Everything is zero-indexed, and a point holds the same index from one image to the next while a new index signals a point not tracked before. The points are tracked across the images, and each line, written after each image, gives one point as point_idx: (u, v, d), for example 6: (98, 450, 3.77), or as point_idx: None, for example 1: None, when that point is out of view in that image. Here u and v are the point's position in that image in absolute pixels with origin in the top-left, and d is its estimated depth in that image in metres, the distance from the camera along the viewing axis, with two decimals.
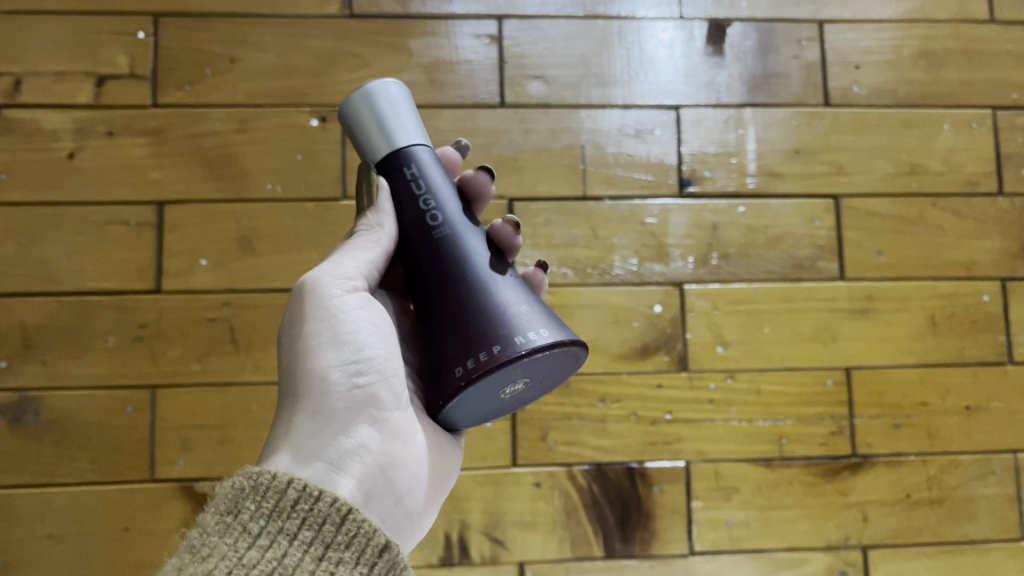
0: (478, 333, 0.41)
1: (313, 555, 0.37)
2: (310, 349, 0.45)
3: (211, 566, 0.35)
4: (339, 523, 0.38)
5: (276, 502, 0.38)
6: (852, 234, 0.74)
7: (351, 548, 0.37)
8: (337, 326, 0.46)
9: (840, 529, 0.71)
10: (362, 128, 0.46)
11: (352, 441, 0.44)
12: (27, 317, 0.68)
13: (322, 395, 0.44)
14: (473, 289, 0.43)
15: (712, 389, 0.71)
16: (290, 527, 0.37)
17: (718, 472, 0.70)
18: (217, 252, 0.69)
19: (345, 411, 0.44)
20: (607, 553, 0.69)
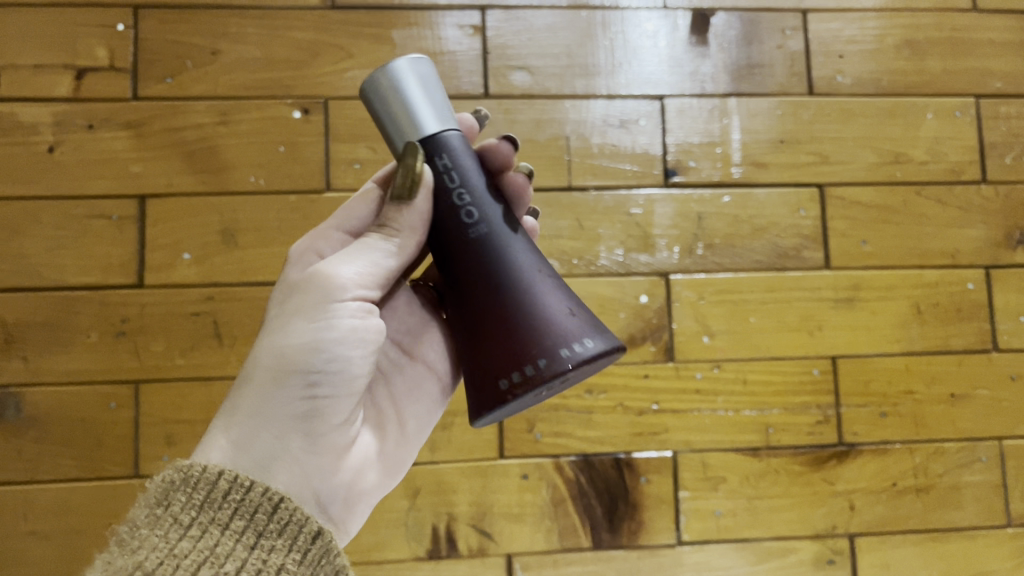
0: (530, 343, 0.39)
1: (245, 544, 0.36)
2: (281, 341, 0.42)
3: (141, 559, 0.34)
4: (271, 512, 0.38)
5: (208, 492, 0.37)
6: (837, 223, 0.74)
7: (284, 536, 0.38)
8: (315, 326, 0.43)
9: (828, 517, 0.71)
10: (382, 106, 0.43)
11: (282, 448, 0.42)
12: (8, 313, 0.67)
13: (273, 394, 0.42)
14: (518, 290, 0.41)
15: (698, 378, 0.71)
16: (223, 516, 0.37)
17: (705, 462, 0.71)
18: (199, 245, 0.69)
19: (286, 414, 0.42)
20: (595, 544, 0.69)
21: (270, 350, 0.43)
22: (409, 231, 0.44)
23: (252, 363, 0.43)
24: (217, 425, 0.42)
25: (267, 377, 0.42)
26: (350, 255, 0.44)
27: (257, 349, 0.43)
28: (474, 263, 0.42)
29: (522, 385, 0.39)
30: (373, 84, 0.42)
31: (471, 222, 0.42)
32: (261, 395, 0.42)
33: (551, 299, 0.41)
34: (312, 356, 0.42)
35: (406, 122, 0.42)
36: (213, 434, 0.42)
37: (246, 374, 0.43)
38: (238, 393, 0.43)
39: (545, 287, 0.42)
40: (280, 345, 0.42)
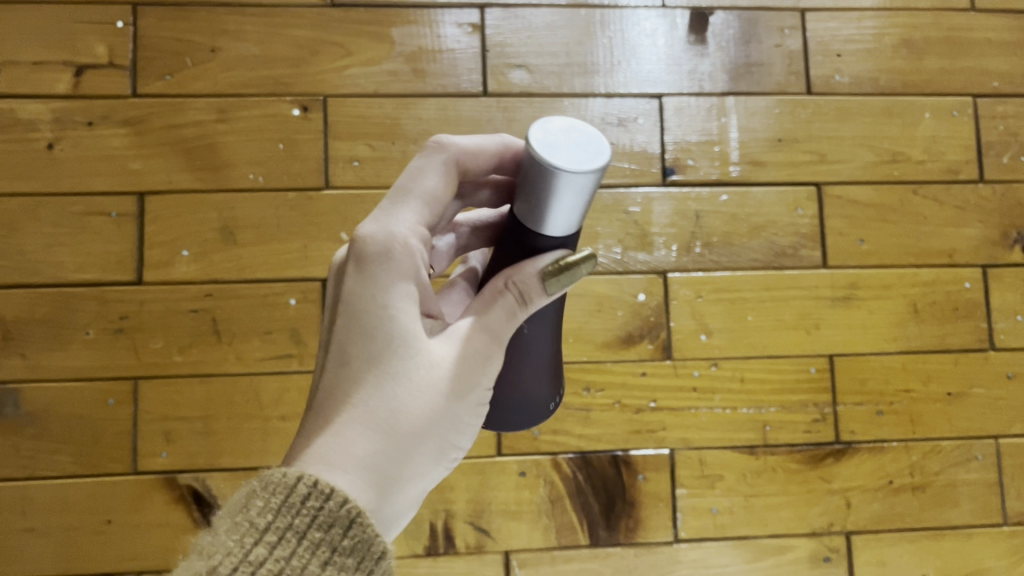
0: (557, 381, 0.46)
1: (320, 560, 0.32)
2: (446, 401, 0.37)
3: (210, 563, 0.31)
4: (348, 526, 0.32)
5: (287, 496, 0.33)
6: (835, 221, 0.74)
7: (358, 556, 0.32)
8: (473, 395, 0.38)
9: (824, 515, 0.71)
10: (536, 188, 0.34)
11: (412, 502, 0.39)
12: (7, 309, 0.68)
13: (426, 463, 0.38)
14: (543, 354, 0.43)
15: (696, 376, 0.72)
16: (299, 524, 0.32)
17: (702, 460, 0.71)
18: (198, 242, 0.69)
19: (427, 476, 0.39)
20: (593, 541, 0.70)
21: (429, 404, 0.37)
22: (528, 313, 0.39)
23: (409, 406, 0.36)
24: (367, 467, 0.35)
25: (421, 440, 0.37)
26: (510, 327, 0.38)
27: (411, 389, 0.37)
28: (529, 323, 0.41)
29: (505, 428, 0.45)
30: (539, 171, 0.33)
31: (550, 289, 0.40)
32: (408, 460, 0.37)
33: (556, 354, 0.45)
34: (462, 425, 0.39)
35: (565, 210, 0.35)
36: (358, 477, 0.35)
37: (395, 414, 0.36)
38: (384, 433, 0.36)
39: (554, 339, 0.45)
40: (440, 406, 0.37)
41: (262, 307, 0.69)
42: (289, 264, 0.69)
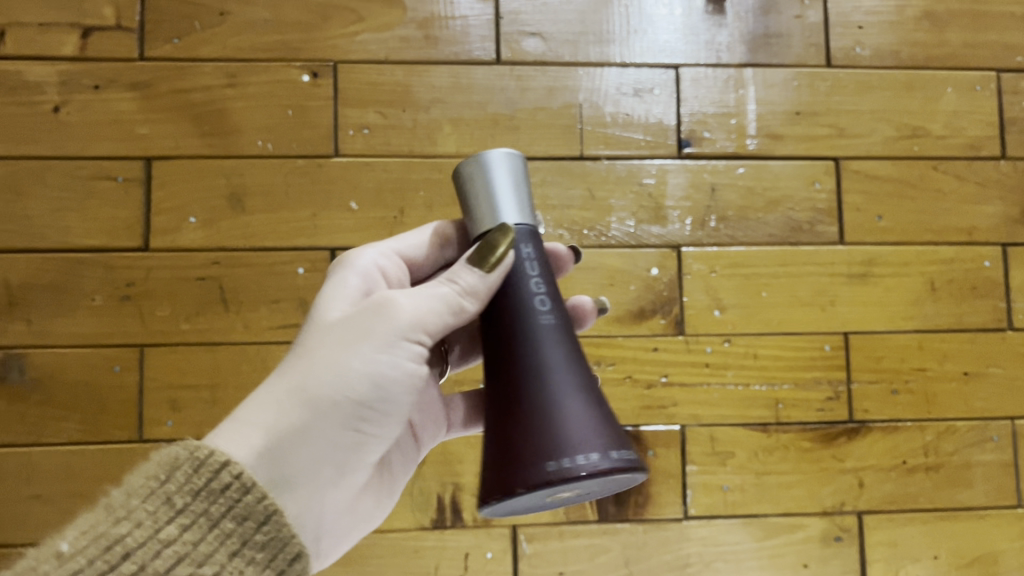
0: (564, 434, 0.37)
1: (226, 549, 0.36)
2: (342, 362, 0.40)
3: (122, 533, 0.34)
4: (260, 522, 0.36)
5: (207, 481, 0.36)
6: (852, 197, 0.73)
7: (265, 550, 0.36)
8: (376, 361, 0.41)
9: (836, 494, 0.70)
10: (472, 189, 0.43)
11: (315, 473, 0.40)
12: (12, 274, 0.67)
13: (323, 425, 0.40)
14: (558, 381, 0.39)
15: (708, 352, 0.71)
16: (214, 512, 0.36)
17: (713, 436, 0.70)
18: (206, 209, 0.68)
19: (330, 445, 0.41)
20: (601, 517, 0.69)
21: (329, 367, 0.40)
22: (466, 296, 0.42)
23: (309, 371, 0.40)
24: (251, 425, 0.39)
25: (319, 402, 0.40)
26: (424, 297, 0.42)
27: (320, 353, 0.41)
28: (520, 341, 0.40)
29: (534, 483, 0.37)
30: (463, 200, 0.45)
31: (528, 301, 0.41)
32: (301, 421, 0.39)
33: (587, 395, 0.39)
34: (367, 392, 0.41)
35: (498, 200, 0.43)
36: (240, 430, 0.39)
37: (296, 375, 0.40)
38: (285, 391, 0.40)
39: (589, 394, 0.40)
40: (341, 372, 0.40)
41: (270, 275, 0.68)
42: (298, 233, 0.68)
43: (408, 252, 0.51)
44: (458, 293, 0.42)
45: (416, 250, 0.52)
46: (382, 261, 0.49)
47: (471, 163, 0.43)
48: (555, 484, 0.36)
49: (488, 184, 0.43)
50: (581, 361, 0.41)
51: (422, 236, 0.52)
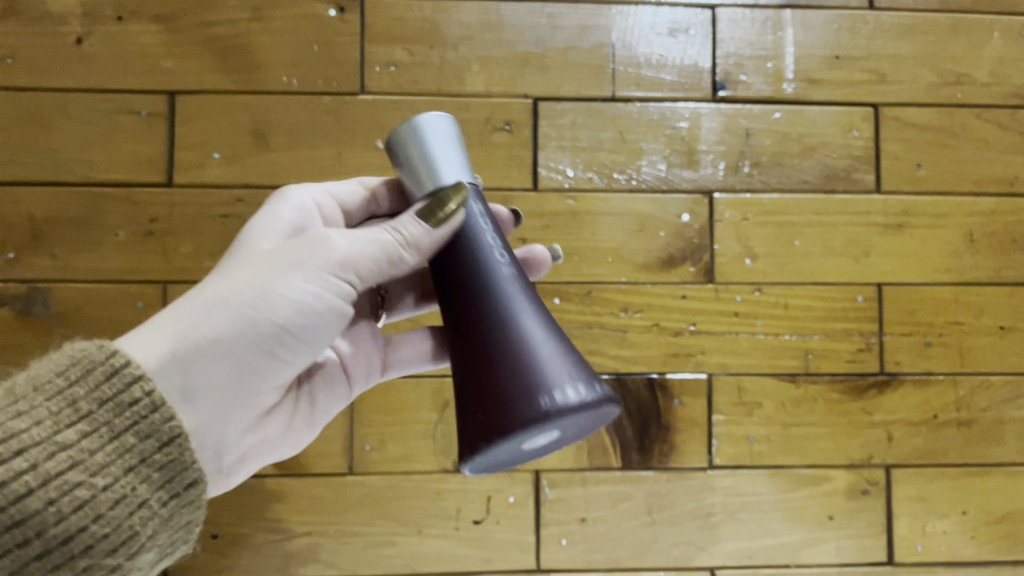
0: (550, 371, 0.38)
1: (124, 464, 0.35)
2: (260, 284, 0.41)
3: (20, 430, 0.34)
4: (163, 442, 0.36)
5: (118, 392, 0.36)
6: (891, 145, 0.71)
7: (162, 470, 0.36)
8: (293, 287, 0.41)
9: (864, 447, 0.69)
10: (407, 158, 0.44)
11: (219, 391, 0.41)
12: (36, 208, 0.66)
13: (235, 343, 0.40)
14: (532, 327, 0.40)
15: (738, 301, 0.69)
16: (118, 425, 0.35)
17: (741, 386, 0.69)
18: (230, 145, 0.67)
19: (238, 364, 0.41)
20: (625, 464, 0.68)
21: (257, 290, 0.40)
22: (406, 247, 0.42)
23: (230, 288, 0.41)
24: (163, 331, 0.39)
25: (239, 324, 0.40)
26: (357, 236, 0.43)
27: (247, 275, 0.41)
28: (479, 302, 0.41)
29: (527, 419, 0.37)
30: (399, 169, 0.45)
31: (489, 257, 0.42)
32: (220, 342, 0.40)
33: (558, 342, 0.40)
34: (280, 315, 0.41)
35: (450, 161, 0.44)
36: (150, 334, 0.39)
37: (219, 291, 0.41)
38: (207, 305, 0.40)
39: (557, 336, 0.41)
40: (267, 296, 0.40)
41: None
42: (322, 171, 0.67)
43: (342, 198, 0.53)
44: (399, 243, 0.42)
45: (350, 199, 0.54)
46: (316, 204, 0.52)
47: (414, 127, 0.44)
48: (552, 417, 0.36)
49: (423, 150, 0.44)
50: (540, 306, 0.42)
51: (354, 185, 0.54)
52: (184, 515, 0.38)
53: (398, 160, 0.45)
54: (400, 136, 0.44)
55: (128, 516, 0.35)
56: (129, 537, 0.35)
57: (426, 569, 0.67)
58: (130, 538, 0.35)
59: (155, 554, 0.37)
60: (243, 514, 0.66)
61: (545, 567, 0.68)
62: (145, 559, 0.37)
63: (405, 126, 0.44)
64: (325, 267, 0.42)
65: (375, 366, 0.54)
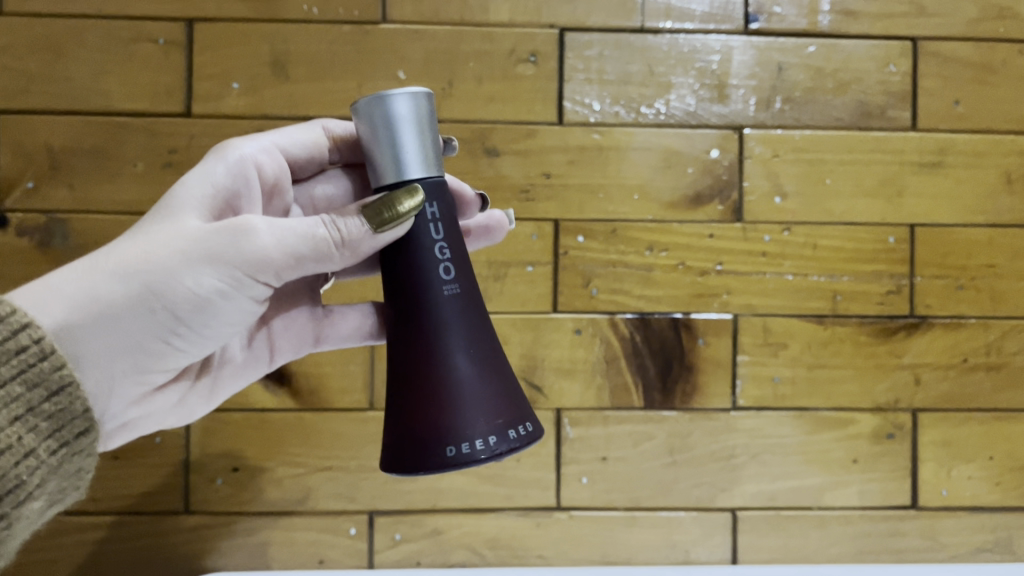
0: (464, 415, 0.40)
1: (10, 414, 0.36)
2: (170, 261, 0.39)
3: None
4: (51, 392, 0.37)
5: (6, 340, 0.35)
6: (928, 81, 0.69)
7: (50, 419, 0.37)
8: (202, 270, 0.40)
9: (891, 391, 0.68)
10: (370, 134, 0.41)
11: (115, 357, 0.41)
12: (54, 137, 0.65)
13: (133, 318, 0.40)
14: (458, 366, 0.41)
15: (767, 241, 0.68)
16: (6, 374, 0.35)
17: (767, 327, 0.68)
18: (249, 76, 0.66)
19: (135, 337, 0.40)
20: (647, 404, 0.68)
21: (170, 274, 0.39)
22: (338, 249, 0.41)
23: (139, 254, 0.40)
24: (67, 287, 0.39)
25: (147, 307, 0.40)
26: (289, 226, 0.41)
27: (164, 252, 0.40)
28: (423, 329, 0.42)
29: (433, 466, 0.40)
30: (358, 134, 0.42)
31: (432, 282, 0.42)
32: (124, 319, 0.39)
33: (481, 379, 0.42)
34: (184, 297, 0.40)
35: (419, 156, 0.41)
36: (52, 290, 0.39)
37: (133, 261, 0.39)
38: (119, 275, 0.39)
39: (490, 364, 0.43)
40: (178, 283, 0.39)
41: None
42: (342, 103, 0.66)
43: (289, 147, 0.52)
44: (334, 246, 0.41)
45: (299, 148, 0.52)
46: (267, 154, 0.50)
47: (391, 110, 0.40)
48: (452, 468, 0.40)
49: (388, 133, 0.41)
50: (480, 327, 0.43)
51: (308, 136, 0.53)
52: (75, 460, 0.39)
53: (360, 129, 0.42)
54: (375, 115, 0.41)
55: (15, 464, 0.36)
56: (17, 484, 0.36)
57: (446, 505, 0.67)
58: (18, 485, 0.36)
59: (45, 497, 0.39)
60: (263, 447, 0.66)
61: (565, 505, 0.67)
62: (34, 503, 0.38)
63: (385, 106, 0.41)
64: (244, 263, 0.40)
65: (306, 336, 0.54)
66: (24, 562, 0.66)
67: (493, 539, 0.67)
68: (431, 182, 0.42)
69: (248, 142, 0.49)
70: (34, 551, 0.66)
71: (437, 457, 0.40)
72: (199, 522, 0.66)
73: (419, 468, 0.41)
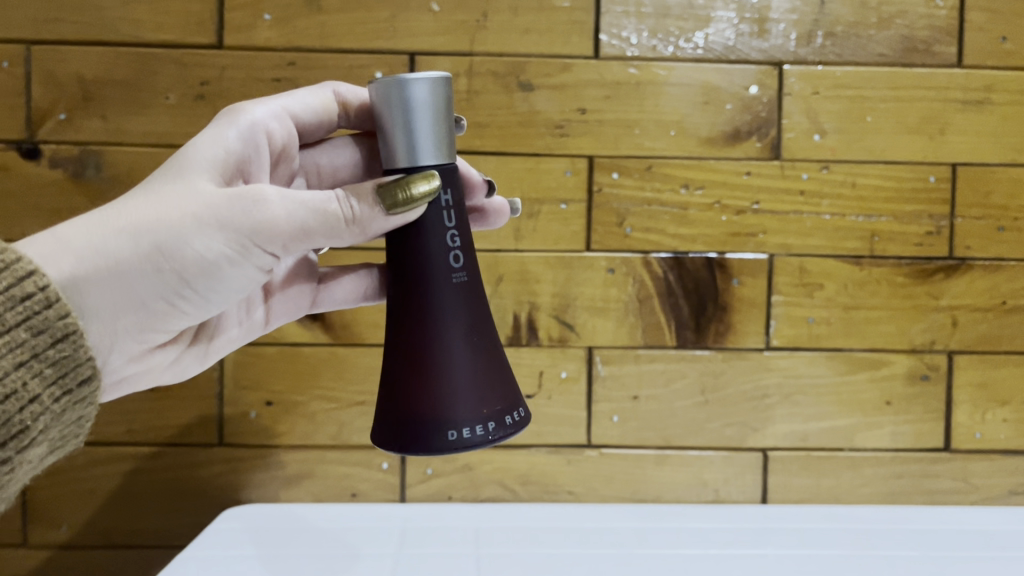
0: (466, 400, 0.42)
1: (13, 360, 0.35)
2: (180, 225, 0.39)
3: None
4: (56, 339, 0.36)
5: (11, 286, 0.35)
6: (976, 15, 0.66)
7: (54, 366, 0.37)
8: (211, 238, 0.39)
9: (927, 332, 0.67)
10: (389, 115, 0.40)
11: (121, 314, 0.41)
12: (86, 69, 0.65)
13: (141, 278, 0.40)
14: (462, 352, 0.42)
15: (805, 179, 0.67)
16: (11, 319, 0.35)
17: (803, 267, 0.67)
18: (281, 7, 0.65)
19: (142, 297, 0.40)
20: (679, 343, 0.67)
21: (179, 237, 0.39)
22: (349, 225, 0.41)
23: (151, 214, 0.39)
24: (78, 239, 0.39)
25: (156, 268, 0.39)
26: (302, 201, 0.40)
27: (175, 212, 0.39)
28: (423, 311, 0.42)
29: (433, 448, 0.41)
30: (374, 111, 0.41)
31: (443, 267, 0.42)
32: (131, 279, 0.39)
33: (483, 365, 0.43)
34: (192, 263, 0.40)
35: (434, 141, 0.41)
36: (63, 242, 0.38)
37: (143, 219, 0.39)
38: (129, 233, 0.39)
39: (488, 350, 0.44)
40: (188, 247, 0.39)
41: (347, 79, 0.65)
42: (375, 35, 0.65)
43: (300, 112, 0.50)
44: (344, 223, 0.40)
45: (309, 113, 0.51)
46: (276, 120, 0.48)
47: (408, 93, 0.40)
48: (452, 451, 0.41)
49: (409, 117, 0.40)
50: (481, 313, 0.44)
51: (319, 101, 0.51)
52: (76, 406, 0.38)
53: (379, 107, 0.41)
54: (390, 98, 0.40)
55: (19, 411, 0.36)
56: (20, 430, 0.36)
57: None
58: (20, 431, 0.36)
59: (45, 442, 0.38)
60: (296, 381, 0.66)
61: (595, 442, 0.68)
62: (35, 447, 0.38)
63: (400, 89, 0.40)
64: (254, 232, 0.40)
65: (302, 305, 0.55)
66: (63, 492, 0.67)
67: (524, 475, 0.68)
68: (446, 168, 0.42)
69: (259, 105, 0.47)
70: (73, 481, 0.67)
71: (438, 439, 0.41)
72: (234, 455, 0.67)
73: (419, 447, 0.41)
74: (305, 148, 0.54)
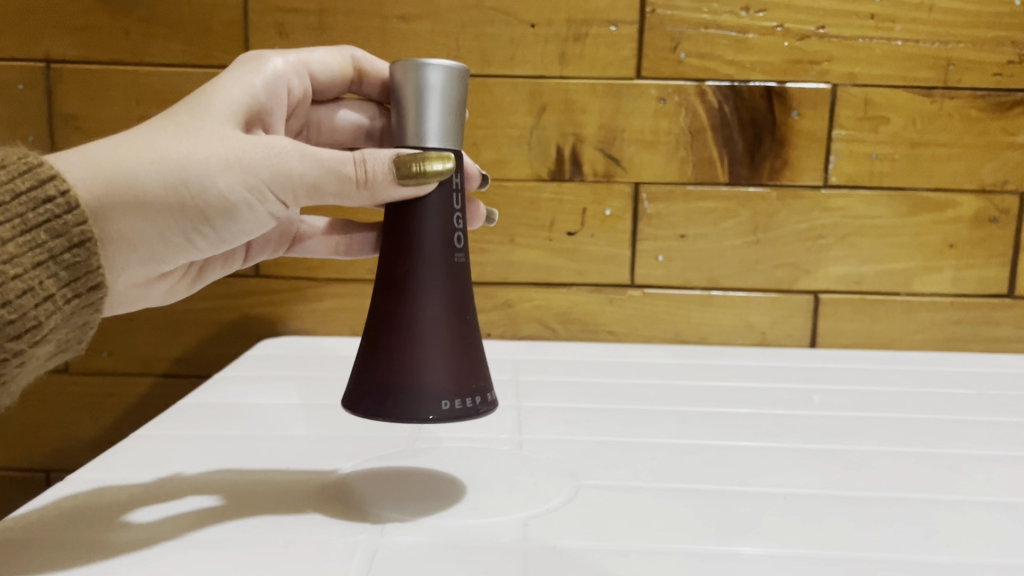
0: (460, 368, 0.34)
1: (32, 258, 0.29)
2: (207, 163, 0.33)
3: None
4: (76, 244, 0.31)
5: (32, 187, 0.30)
6: None
7: (72, 271, 0.31)
8: (234, 184, 0.33)
9: (999, 172, 0.63)
10: (409, 90, 0.34)
11: (134, 249, 0.34)
12: None
13: (158, 213, 0.33)
14: (453, 316, 0.35)
15: (876, 2, 0.61)
16: (31, 218, 0.29)
17: (868, 99, 0.62)
18: None
19: (156, 234, 0.34)
20: (732, 180, 0.64)
21: (200, 174, 0.32)
22: (372, 192, 0.34)
23: (177, 144, 0.33)
24: (99, 158, 0.32)
25: (160, 210, 0.33)
26: (332, 157, 0.34)
27: (187, 149, 0.33)
28: (413, 256, 0.35)
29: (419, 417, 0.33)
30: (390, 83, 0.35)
31: (447, 224, 0.35)
32: (148, 214, 0.33)
33: (471, 334, 0.35)
34: (213, 206, 0.33)
35: (453, 130, 0.35)
36: (88, 156, 0.32)
37: (169, 149, 0.32)
38: (151, 161, 0.32)
39: (474, 325, 0.36)
40: (211, 187, 0.33)
41: None
42: None
43: (316, 71, 0.45)
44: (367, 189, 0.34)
45: (325, 74, 0.45)
46: (289, 79, 0.42)
47: (424, 79, 0.34)
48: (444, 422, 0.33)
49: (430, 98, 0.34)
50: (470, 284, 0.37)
51: (336, 61, 0.45)
52: (85, 320, 0.32)
53: (398, 84, 0.35)
54: (402, 80, 0.34)
55: (34, 307, 0.30)
56: (30, 328, 0.30)
57: (519, 277, 0.66)
58: (31, 328, 0.30)
59: (45, 355, 0.32)
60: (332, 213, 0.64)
61: (639, 282, 0.66)
62: (38, 355, 0.31)
63: (416, 72, 0.34)
64: (266, 181, 0.33)
65: (284, 239, 0.49)
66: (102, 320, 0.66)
67: (565, 313, 0.66)
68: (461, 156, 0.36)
69: (273, 59, 0.41)
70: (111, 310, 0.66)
71: (429, 406, 0.33)
72: (271, 287, 0.66)
73: (404, 414, 0.33)
74: (317, 100, 0.48)
